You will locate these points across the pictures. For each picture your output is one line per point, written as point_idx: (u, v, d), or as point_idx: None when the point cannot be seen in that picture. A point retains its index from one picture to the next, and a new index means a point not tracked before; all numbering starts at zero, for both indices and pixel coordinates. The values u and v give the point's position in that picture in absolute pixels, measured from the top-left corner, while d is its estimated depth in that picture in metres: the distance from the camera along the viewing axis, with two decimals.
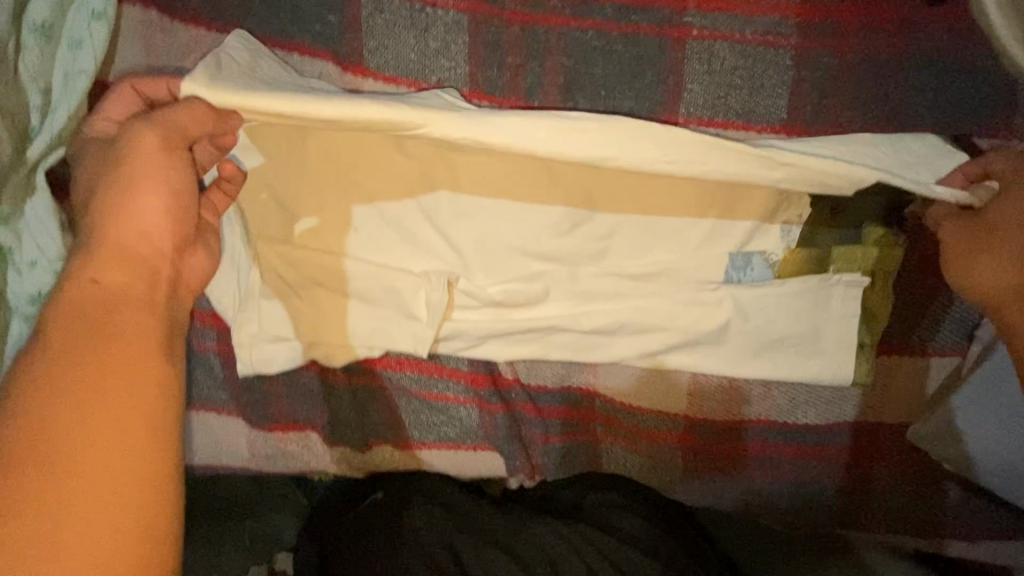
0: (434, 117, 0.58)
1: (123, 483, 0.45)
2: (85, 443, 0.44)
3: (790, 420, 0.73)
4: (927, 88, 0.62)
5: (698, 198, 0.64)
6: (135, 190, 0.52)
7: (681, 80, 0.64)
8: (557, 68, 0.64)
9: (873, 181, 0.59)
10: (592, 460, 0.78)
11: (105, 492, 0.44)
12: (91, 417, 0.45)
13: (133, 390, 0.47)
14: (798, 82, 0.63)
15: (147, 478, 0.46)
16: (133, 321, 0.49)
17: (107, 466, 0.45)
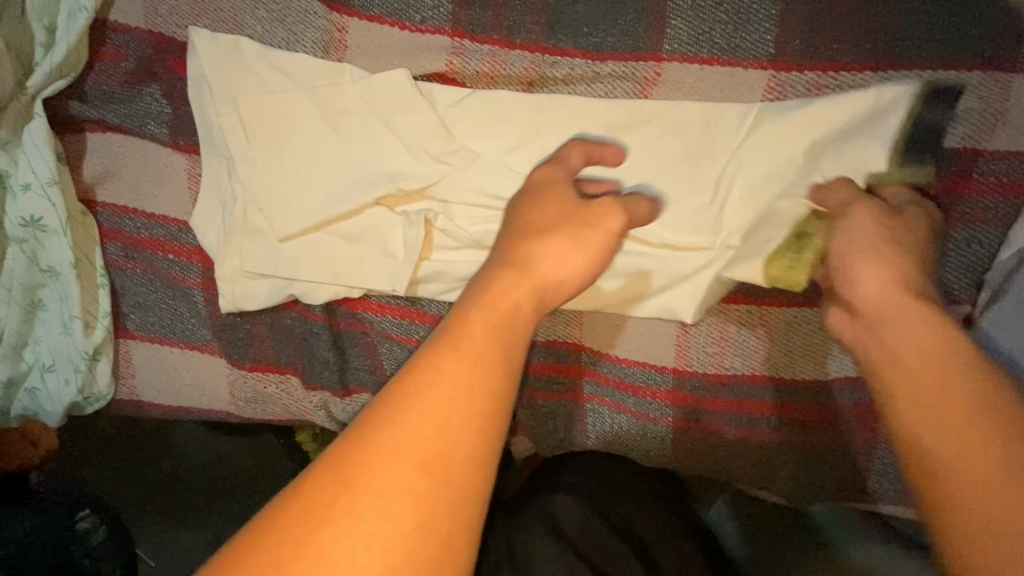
0: (420, 64, 0.63)
1: (405, 493, 0.35)
2: (366, 456, 0.36)
3: (791, 376, 0.68)
4: (924, 17, 0.59)
5: (677, 135, 0.63)
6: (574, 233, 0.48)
7: (663, 15, 0.62)
8: (541, 5, 0.62)
9: (837, 132, 0.62)
10: (579, 420, 0.73)
11: (383, 510, 0.35)
12: (412, 425, 0.37)
13: (485, 393, 0.39)
14: (787, 15, 0.60)
15: (422, 484, 0.36)
16: (534, 276, 0.46)
17: (396, 471, 0.36)
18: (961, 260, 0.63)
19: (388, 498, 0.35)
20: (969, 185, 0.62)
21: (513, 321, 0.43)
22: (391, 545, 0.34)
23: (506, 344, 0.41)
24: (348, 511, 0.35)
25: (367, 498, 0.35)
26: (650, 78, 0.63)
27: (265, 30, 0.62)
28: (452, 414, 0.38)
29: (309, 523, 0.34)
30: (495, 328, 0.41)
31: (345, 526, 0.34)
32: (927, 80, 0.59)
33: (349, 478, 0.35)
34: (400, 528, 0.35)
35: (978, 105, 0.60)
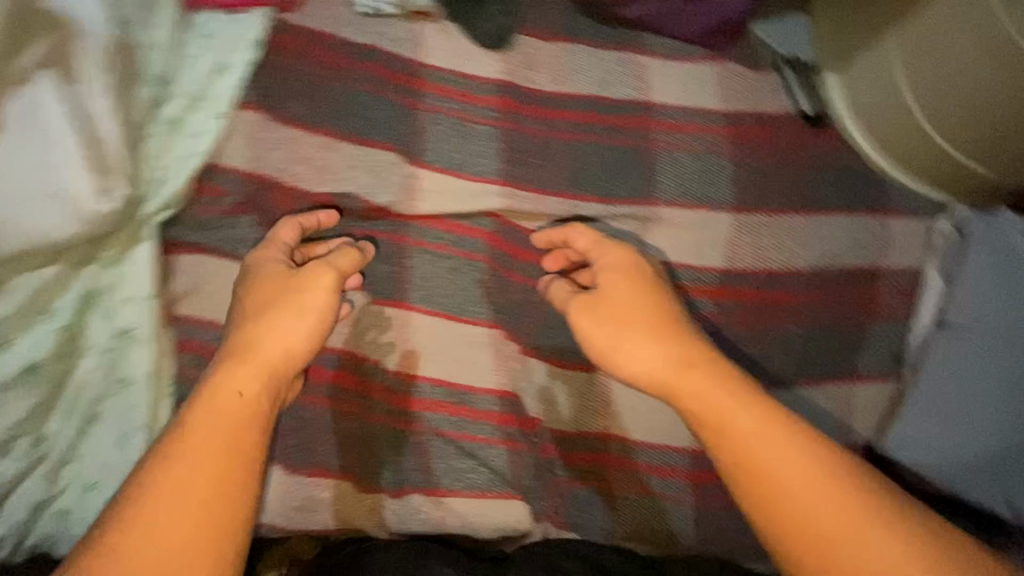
0: (479, 201, 0.80)
1: (209, 469, 0.55)
2: (197, 428, 0.57)
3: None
4: (825, 182, 0.88)
5: (674, 256, 0.83)
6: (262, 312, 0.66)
7: (655, 176, 0.85)
8: (567, 165, 0.84)
9: (721, 254, 0.84)
10: (610, 511, 0.79)
11: (184, 474, 0.54)
12: (167, 475, 0.54)
13: (244, 450, 0.57)
14: (737, 178, 0.87)
15: (222, 480, 0.55)
16: (257, 352, 0.63)
17: (210, 438, 0.56)
18: (881, 348, 0.84)
19: (184, 491, 0.53)
20: (881, 291, 0.84)
21: (221, 408, 0.59)
22: (181, 516, 0.52)
23: (232, 449, 0.57)
24: (173, 465, 0.54)
25: (176, 478, 0.54)
26: (649, 217, 0.84)
27: (353, 174, 0.77)
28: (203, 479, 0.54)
29: (161, 464, 0.55)
30: (212, 422, 0.58)
31: (161, 472, 0.54)
32: (817, 219, 0.86)
33: (194, 442, 0.56)
34: (181, 541, 0.51)
35: (873, 237, 0.86)
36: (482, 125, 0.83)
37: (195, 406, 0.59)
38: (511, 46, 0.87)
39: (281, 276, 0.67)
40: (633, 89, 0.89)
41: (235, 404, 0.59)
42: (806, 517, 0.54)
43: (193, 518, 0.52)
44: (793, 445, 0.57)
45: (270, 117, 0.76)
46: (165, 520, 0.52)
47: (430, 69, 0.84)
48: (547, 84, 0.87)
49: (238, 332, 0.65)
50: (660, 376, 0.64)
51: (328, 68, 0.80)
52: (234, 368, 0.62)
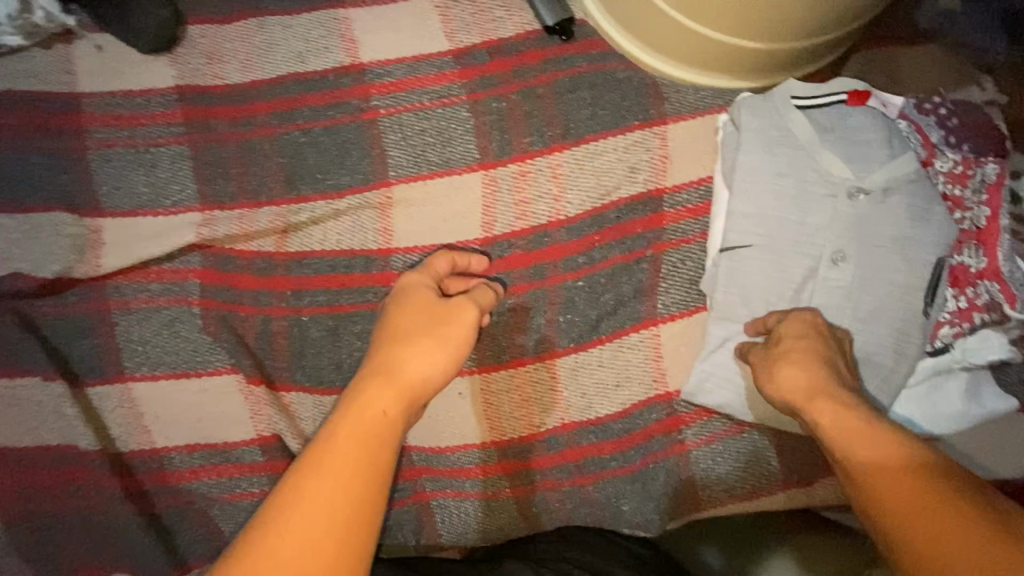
0: (178, 238, 0.69)
1: (340, 482, 0.46)
2: (320, 454, 0.48)
3: (594, 416, 0.73)
4: (586, 103, 0.74)
5: (424, 237, 0.72)
6: (410, 337, 0.58)
7: (383, 150, 0.73)
8: (278, 166, 0.72)
9: (478, 221, 0.73)
10: (427, 524, 0.75)
11: (326, 488, 0.46)
12: (282, 538, 0.44)
13: (339, 488, 0.46)
14: (480, 127, 0.74)
15: (358, 476, 0.47)
16: (403, 373, 0.55)
17: (344, 463, 0.47)
18: (680, 279, 0.72)
19: (310, 522, 0.44)
20: (669, 216, 0.72)
21: (372, 428, 0.50)
22: (320, 534, 0.44)
23: (365, 466, 0.48)
24: (310, 485, 0.46)
25: (298, 500, 0.45)
26: (384, 202, 0.73)
27: (21, 249, 0.67)
28: (303, 535, 0.44)
29: (282, 498, 0.46)
30: (356, 431, 0.50)
31: (282, 508, 0.45)
32: (581, 150, 0.73)
33: (305, 504, 0.45)
34: (322, 553, 0.44)
35: (648, 155, 0.73)
36: (167, 146, 0.72)
37: (343, 419, 0.51)
38: (183, 44, 0.74)
39: (427, 305, 0.61)
40: (339, 53, 0.75)
41: (392, 426, 0.51)
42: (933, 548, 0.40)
43: (324, 551, 0.44)
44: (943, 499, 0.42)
45: None
46: (299, 554, 0.43)
47: (91, 98, 0.72)
48: (235, 75, 0.74)
49: (375, 355, 0.57)
50: (797, 389, 0.55)
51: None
52: (329, 441, 0.49)
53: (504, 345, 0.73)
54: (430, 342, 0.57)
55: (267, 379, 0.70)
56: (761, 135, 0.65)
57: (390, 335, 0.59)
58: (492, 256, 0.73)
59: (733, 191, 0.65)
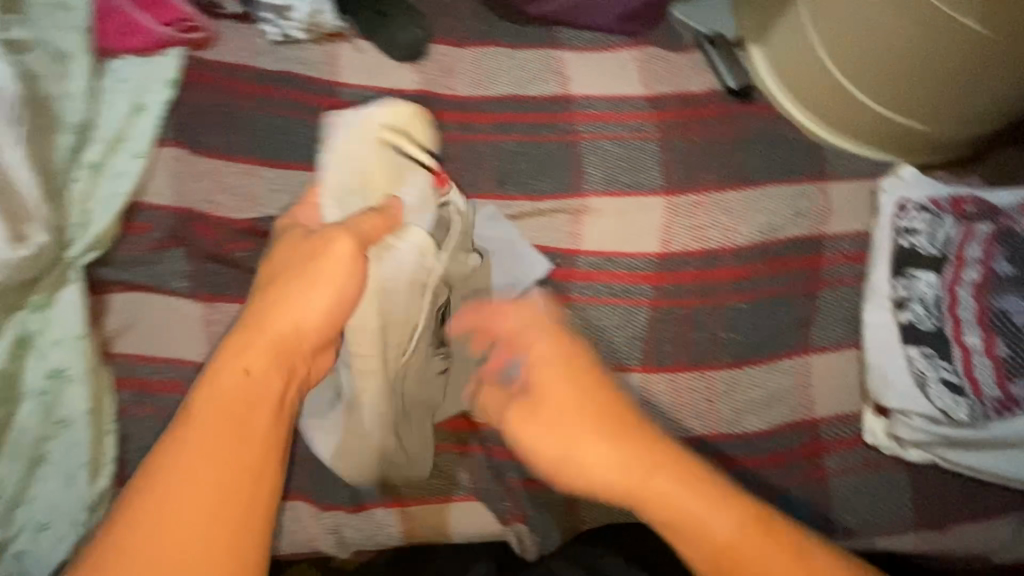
0: None
1: (204, 439, 0.48)
2: (213, 415, 0.49)
3: (741, 431, 0.78)
4: (759, 154, 0.86)
5: (608, 244, 0.82)
6: (298, 289, 0.57)
7: (582, 167, 0.84)
8: (491, 167, 0.84)
9: (657, 237, 0.82)
10: (570, 508, 0.78)
11: (207, 437, 0.48)
12: (152, 505, 0.45)
13: (252, 458, 0.48)
14: (667, 160, 0.85)
15: (225, 416, 0.49)
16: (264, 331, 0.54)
17: (204, 441, 0.48)
18: (834, 315, 0.80)
19: (197, 488, 0.45)
20: (828, 259, 0.81)
21: (240, 389, 0.51)
22: (210, 501, 0.45)
23: (239, 429, 0.49)
24: (173, 465, 0.46)
25: (650, 478, 0.53)
26: (578, 210, 0.83)
27: (277, 199, 0.79)
28: (199, 500, 0.45)
29: (149, 479, 0.46)
30: (221, 401, 0.49)
31: (159, 482, 0.45)
32: (752, 190, 0.84)
33: (188, 475, 0.46)
34: (204, 527, 0.44)
35: (812, 205, 0.83)
36: (403, 136, 0.84)
37: (211, 380, 0.51)
38: (426, 57, 0.88)
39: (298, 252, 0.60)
40: (553, 84, 0.88)
41: (266, 384, 0.52)
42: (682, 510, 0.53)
43: (213, 511, 0.45)
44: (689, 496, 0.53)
45: (192, 152, 0.78)
46: (184, 521, 0.44)
47: (347, 87, 0.85)
48: (465, 89, 0.87)
49: (252, 305, 0.56)
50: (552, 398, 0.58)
51: (246, 99, 0.82)
52: (208, 400, 0.50)
53: (668, 352, 0.80)
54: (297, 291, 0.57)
55: None
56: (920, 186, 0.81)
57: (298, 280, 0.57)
58: (668, 271, 0.82)
59: (887, 231, 0.79)
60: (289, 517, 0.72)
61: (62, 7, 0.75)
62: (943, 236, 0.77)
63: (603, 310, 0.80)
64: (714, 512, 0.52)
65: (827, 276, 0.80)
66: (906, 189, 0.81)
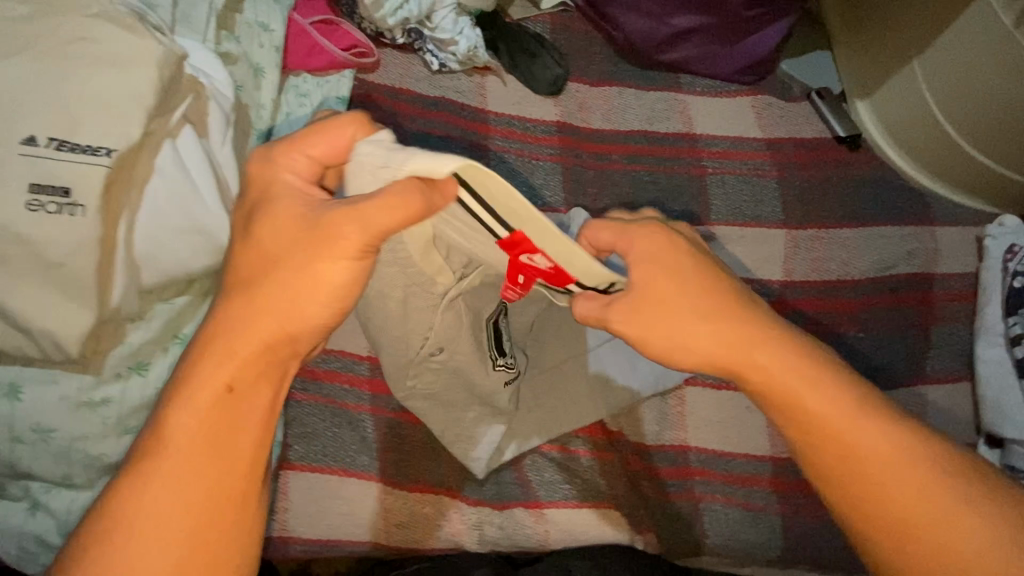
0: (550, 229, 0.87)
1: (207, 430, 0.49)
2: (211, 416, 0.50)
3: None
4: (870, 196, 0.93)
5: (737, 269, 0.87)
6: (307, 273, 0.51)
7: (707, 198, 0.92)
8: (624, 193, 0.91)
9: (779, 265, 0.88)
10: (698, 522, 0.80)
11: (186, 429, 0.49)
12: (121, 505, 0.47)
13: (189, 457, 0.49)
14: (785, 196, 0.92)
15: (217, 412, 0.50)
16: (280, 317, 0.52)
17: (179, 445, 0.49)
18: (943, 350, 0.85)
19: (170, 486, 0.48)
20: (937, 297, 0.87)
21: (231, 388, 0.51)
22: (181, 496, 0.48)
23: (238, 425, 0.50)
24: (154, 469, 0.48)
25: (755, 363, 0.52)
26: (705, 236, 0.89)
27: None
28: (166, 494, 0.48)
29: (137, 477, 0.48)
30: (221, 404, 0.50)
31: (138, 479, 0.48)
32: (863, 229, 0.91)
33: (179, 472, 0.48)
34: (178, 520, 0.47)
35: (921, 246, 0.90)
36: (544, 161, 0.92)
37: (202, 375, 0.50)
38: (564, 92, 0.97)
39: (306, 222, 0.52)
40: (678, 123, 0.97)
41: (244, 381, 0.51)
42: (868, 464, 0.49)
43: (193, 503, 0.48)
44: (876, 438, 0.50)
45: None
46: (161, 511, 0.47)
47: (494, 116, 0.94)
48: (599, 122, 0.96)
49: (236, 275, 0.53)
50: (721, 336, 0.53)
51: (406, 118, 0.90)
52: (187, 394, 0.50)
53: None
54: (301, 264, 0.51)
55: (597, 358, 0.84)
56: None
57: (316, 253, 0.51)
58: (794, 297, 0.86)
59: (988, 278, 0.85)
60: (435, 511, 0.75)
61: (264, 28, 0.84)
62: None
63: None
64: (909, 465, 0.49)
65: (936, 313, 0.87)
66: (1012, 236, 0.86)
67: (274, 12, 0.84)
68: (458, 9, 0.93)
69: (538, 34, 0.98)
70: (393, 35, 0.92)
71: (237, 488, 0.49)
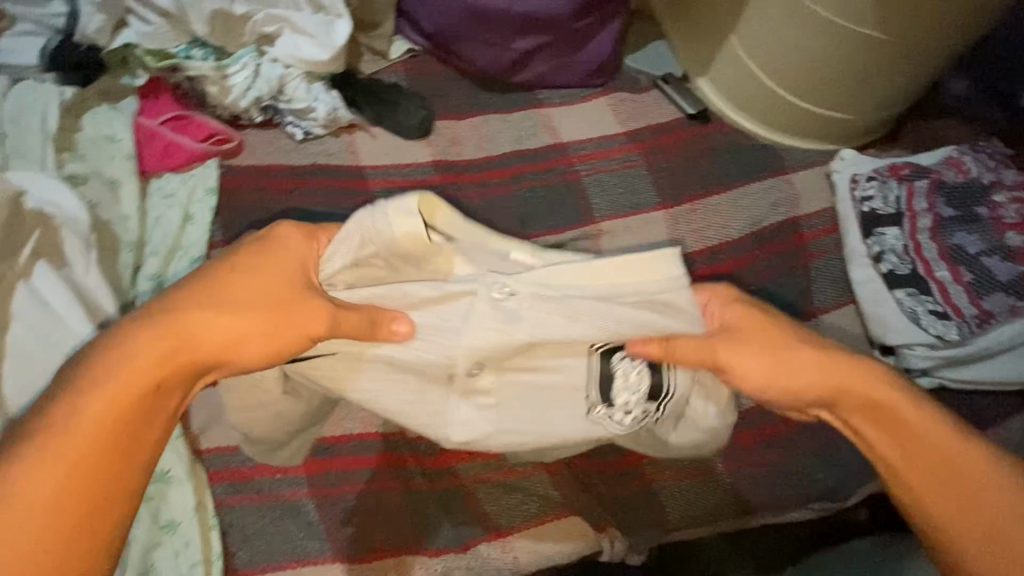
0: None
1: (112, 418, 0.46)
2: (119, 406, 0.47)
3: None
4: (729, 161, 1.02)
5: None
6: (246, 295, 0.53)
7: (589, 199, 0.97)
8: (512, 213, 0.95)
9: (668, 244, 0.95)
10: (655, 503, 0.83)
11: (106, 398, 0.46)
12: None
13: (95, 447, 0.45)
14: (657, 179, 0.99)
15: (150, 390, 0.48)
16: (216, 321, 0.51)
17: (80, 436, 0.45)
18: (826, 281, 0.93)
19: (45, 477, 0.43)
20: (807, 236, 0.96)
21: (154, 384, 0.48)
22: (58, 493, 0.43)
23: (130, 427, 0.47)
24: (43, 455, 0.44)
25: (861, 377, 0.59)
26: (595, 234, 0.95)
27: None
28: (43, 483, 0.43)
29: (18, 455, 0.43)
30: (127, 391, 0.47)
31: (24, 457, 0.43)
32: (731, 192, 0.98)
33: (62, 454, 0.44)
34: (37, 521, 0.42)
35: (781, 194, 0.99)
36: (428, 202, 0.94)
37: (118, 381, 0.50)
38: (432, 132, 1.00)
39: (265, 265, 0.55)
40: (546, 136, 1.02)
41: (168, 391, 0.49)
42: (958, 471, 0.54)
43: (52, 508, 0.43)
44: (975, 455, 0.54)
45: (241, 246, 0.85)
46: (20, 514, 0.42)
47: (368, 169, 0.95)
48: (472, 153, 1.00)
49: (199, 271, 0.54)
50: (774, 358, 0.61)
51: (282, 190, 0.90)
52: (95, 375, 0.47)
53: None
54: (265, 295, 0.54)
55: None
56: (866, 165, 0.97)
57: (258, 274, 0.54)
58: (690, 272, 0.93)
59: (845, 209, 0.95)
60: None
61: (109, 141, 0.82)
62: (894, 196, 0.93)
63: None
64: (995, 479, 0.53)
65: (811, 250, 0.95)
66: (852, 167, 0.98)
67: (116, 121, 0.83)
68: (309, 75, 0.95)
69: (393, 83, 1.01)
70: (250, 115, 0.93)
71: (115, 501, 0.45)
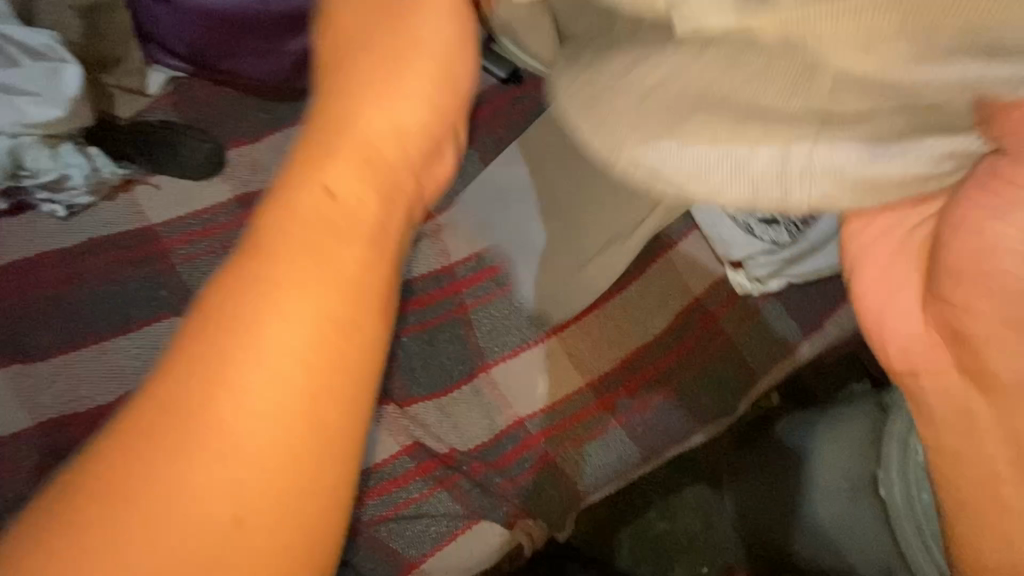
0: None
1: (316, 317, 0.34)
2: (302, 251, 0.35)
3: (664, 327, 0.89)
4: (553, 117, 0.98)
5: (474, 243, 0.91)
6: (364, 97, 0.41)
7: None
8: None
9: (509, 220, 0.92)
10: (561, 479, 0.83)
11: (289, 271, 0.34)
12: (174, 441, 0.31)
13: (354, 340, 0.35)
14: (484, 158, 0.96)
15: (306, 268, 0.35)
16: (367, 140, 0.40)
17: (279, 330, 0.33)
18: None
19: (260, 386, 0.32)
20: None
21: (328, 211, 0.37)
22: (259, 439, 0.31)
23: (338, 313, 0.34)
24: (261, 326, 0.33)
25: None
26: (435, 231, 0.92)
27: (141, 362, 0.74)
28: (247, 426, 0.32)
29: (207, 374, 0.33)
30: (310, 225, 0.36)
31: (208, 376, 0.32)
32: None
33: (253, 348, 0.33)
34: (246, 476, 0.31)
35: None
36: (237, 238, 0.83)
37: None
38: (228, 163, 0.88)
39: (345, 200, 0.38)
40: None
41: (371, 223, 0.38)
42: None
43: (286, 445, 0.32)
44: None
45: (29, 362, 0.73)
46: (217, 466, 0.31)
47: (159, 226, 0.83)
48: None
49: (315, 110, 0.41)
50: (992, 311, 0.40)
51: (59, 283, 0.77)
52: (285, 216, 0.36)
53: (571, 297, 0.88)
54: (390, 142, 0.41)
55: (391, 400, 0.84)
56: None
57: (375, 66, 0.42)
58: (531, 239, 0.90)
59: None
60: None
61: None
62: None
63: (499, 302, 0.89)
64: None
65: None
66: None
67: None
68: (50, 138, 0.81)
69: (161, 120, 0.87)
70: None
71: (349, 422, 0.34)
